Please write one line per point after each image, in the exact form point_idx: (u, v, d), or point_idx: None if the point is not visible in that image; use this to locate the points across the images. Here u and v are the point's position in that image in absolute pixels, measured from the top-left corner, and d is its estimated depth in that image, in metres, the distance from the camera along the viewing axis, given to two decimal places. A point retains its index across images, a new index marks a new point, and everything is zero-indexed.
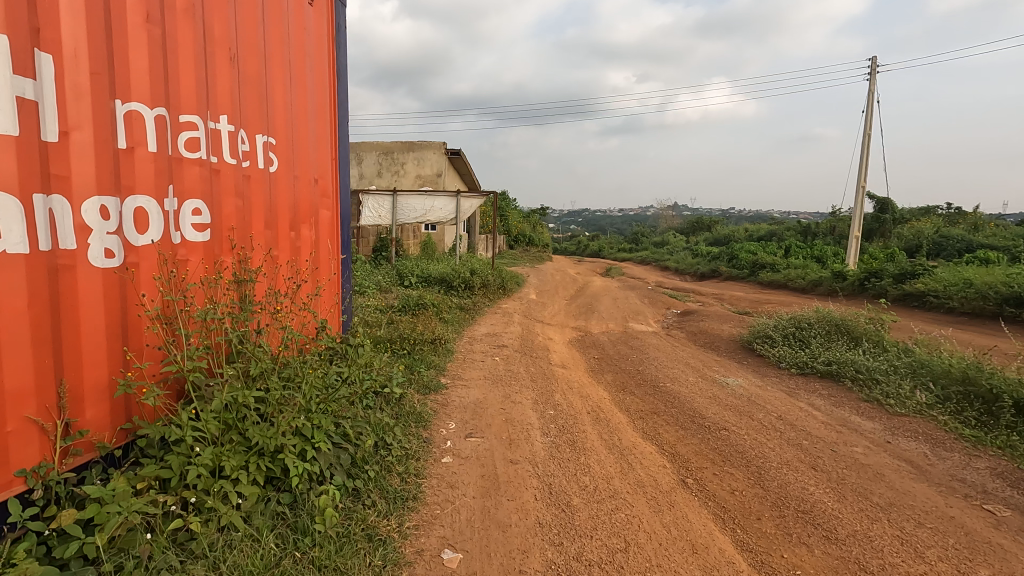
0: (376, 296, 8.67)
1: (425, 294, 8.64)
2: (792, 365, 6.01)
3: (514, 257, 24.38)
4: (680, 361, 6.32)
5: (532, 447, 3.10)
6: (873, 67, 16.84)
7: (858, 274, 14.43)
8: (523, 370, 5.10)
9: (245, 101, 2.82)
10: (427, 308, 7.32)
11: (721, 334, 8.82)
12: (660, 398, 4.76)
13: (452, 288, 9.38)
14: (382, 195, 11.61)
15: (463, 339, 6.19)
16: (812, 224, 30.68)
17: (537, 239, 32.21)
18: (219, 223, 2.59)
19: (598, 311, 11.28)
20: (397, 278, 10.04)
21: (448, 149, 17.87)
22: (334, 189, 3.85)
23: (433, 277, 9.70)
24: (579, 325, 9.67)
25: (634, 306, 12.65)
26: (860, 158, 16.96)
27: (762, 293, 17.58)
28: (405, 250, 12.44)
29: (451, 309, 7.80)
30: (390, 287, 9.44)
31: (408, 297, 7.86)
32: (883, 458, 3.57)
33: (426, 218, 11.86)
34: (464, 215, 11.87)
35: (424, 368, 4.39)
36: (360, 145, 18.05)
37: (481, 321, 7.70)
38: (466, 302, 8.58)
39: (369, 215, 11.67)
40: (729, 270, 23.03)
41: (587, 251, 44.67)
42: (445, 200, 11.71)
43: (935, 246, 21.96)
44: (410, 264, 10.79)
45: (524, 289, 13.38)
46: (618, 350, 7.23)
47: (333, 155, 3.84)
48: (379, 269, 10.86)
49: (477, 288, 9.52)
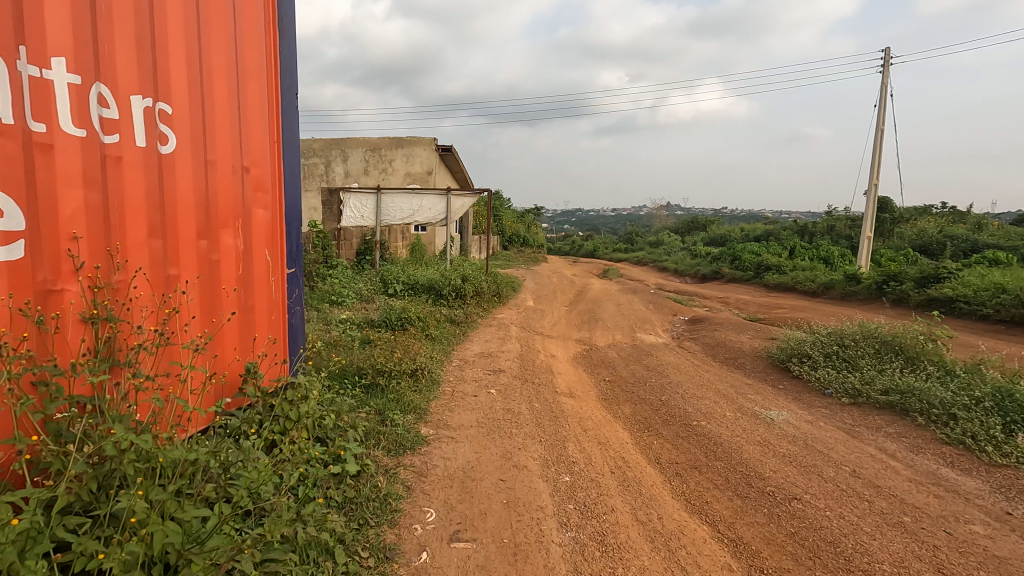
0: (355, 308, 7.66)
1: (411, 305, 7.65)
2: (844, 395, 5.06)
3: (509, 259, 23.42)
4: (707, 386, 5.39)
5: (548, 557, 2.14)
6: (886, 59, 15.98)
7: (875, 277, 13.59)
8: (525, 407, 4.13)
9: (108, 40, 1.83)
10: (411, 324, 6.33)
11: (742, 348, 7.87)
12: (697, 444, 3.82)
13: (442, 297, 8.39)
14: (365, 195, 10.60)
15: (453, 364, 5.20)
16: (814, 223, 29.92)
17: (533, 240, 31.26)
18: (45, 231, 1.63)
19: (602, 320, 10.32)
20: (381, 286, 9.07)
21: (439, 145, 16.87)
22: (274, 183, 2.88)
23: (420, 284, 8.72)
24: (582, 337, 8.73)
25: (640, 313, 11.70)
26: (872, 155, 16.10)
27: (769, 296, 16.74)
28: (391, 253, 11.44)
29: (440, 323, 6.84)
30: (372, 296, 8.46)
31: (391, 310, 6.87)
32: (1018, 546, 2.63)
33: (414, 219, 10.84)
34: (455, 215, 10.85)
35: (398, 415, 3.39)
36: (345, 141, 17.05)
37: (474, 337, 6.70)
38: (458, 314, 7.60)
39: (351, 216, 10.64)
40: (732, 272, 22.15)
41: (582, 251, 43.81)
42: (435, 198, 10.70)
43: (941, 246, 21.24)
44: (396, 270, 9.80)
45: (521, 295, 12.41)
46: (633, 370, 6.28)
47: (273, 137, 2.86)
48: (361, 275, 9.83)
49: (470, 297, 8.55)
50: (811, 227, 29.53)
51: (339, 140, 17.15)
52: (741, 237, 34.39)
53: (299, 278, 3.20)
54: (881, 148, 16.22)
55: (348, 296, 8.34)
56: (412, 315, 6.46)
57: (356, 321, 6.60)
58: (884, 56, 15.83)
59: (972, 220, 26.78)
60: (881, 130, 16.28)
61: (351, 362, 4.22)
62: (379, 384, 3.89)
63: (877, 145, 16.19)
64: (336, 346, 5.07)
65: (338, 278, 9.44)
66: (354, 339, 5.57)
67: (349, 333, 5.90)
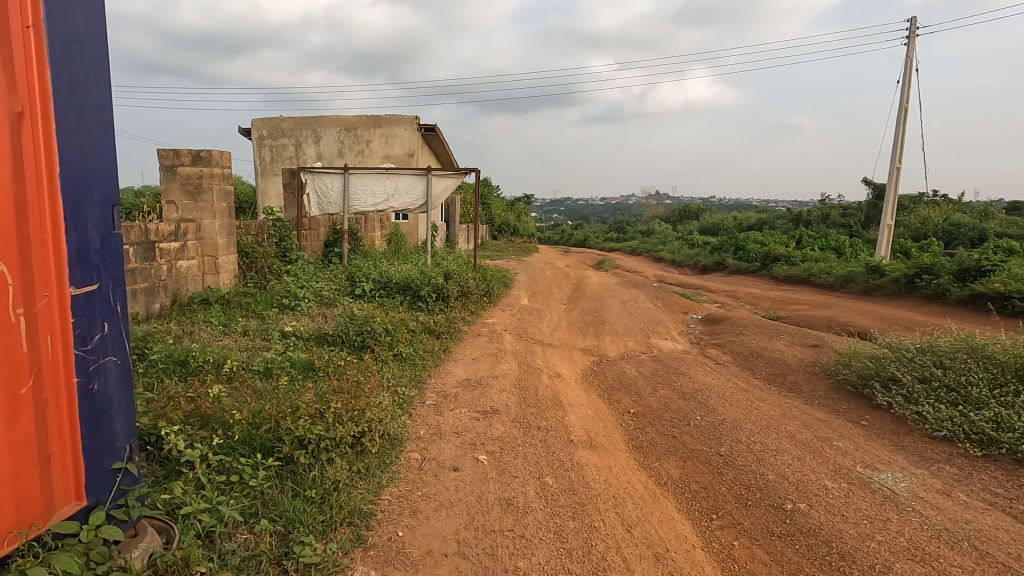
0: (312, 316, 6.13)
1: (380, 311, 6.15)
2: (969, 443, 3.69)
3: (498, 250, 21.87)
4: (774, 426, 3.98)
5: None
6: (912, 30, 14.66)
7: (905, 270, 12.31)
8: (533, 488, 2.67)
9: None
10: (377, 342, 4.82)
11: (786, 361, 6.48)
12: (808, 553, 2.41)
13: (420, 299, 6.88)
14: (332, 176, 8.91)
15: (426, 406, 3.71)
16: (813, 211, 28.77)
17: (523, 229, 29.74)
18: None
19: (610, 322, 8.91)
20: (347, 284, 7.58)
21: (422, 124, 15.24)
22: (26, 111, 1.41)
23: (394, 283, 7.20)
24: (589, 346, 7.30)
25: (649, 313, 10.29)
26: (895, 136, 14.80)
27: (781, 290, 15.46)
28: (364, 245, 9.88)
29: (414, 335, 5.37)
30: (334, 298, 6.95)
31: (351, 320, 5.36)
32: None
33: (389, 204, 9.10)
34: (437, 200, 9.14)
35: (309, 544, 1.94)
36: (318, 120, 15.41)
37: (459, 356, 5.19)
38: (439, 321, 6.10)
39: (316, 201, 8.97)
40: (735, 264, 20.86)
41: (572, 240, 42.47)
42: (412, 178, 8.95)
43: (946, 234, 20.18)
44: (366, 265, 8.27)
45: (513, 292, 10.93)
46: (664, 397, 4.84)
47: (18, 19, 1.39)
48: (325, 272, 8.28)
49: (454, 299, 7.08)
50: (810, 215, 28.36)
51: (311, 119, 15.45)
52: (737, 225, 33.13)
53: (120, 308, 1.71)
54: (904, 129, 14.91)
55: (306, 299, 6.80)
56: (378, 326, 4.95)
57: (303, 334, 5.07)
58: (910, 28, 14.50)
59: (979, 208, 25.75)
60: (903, 109, 14.95)
61: (262, 419, 2.72)
62: (295, 470, 2.39)
63: (900, 125, 14.88)
64: (259, 381, 3.57)
65: (297, 276, 7.88)
66: (290, 370, 4.03)
67: (288, 356, 4.37)
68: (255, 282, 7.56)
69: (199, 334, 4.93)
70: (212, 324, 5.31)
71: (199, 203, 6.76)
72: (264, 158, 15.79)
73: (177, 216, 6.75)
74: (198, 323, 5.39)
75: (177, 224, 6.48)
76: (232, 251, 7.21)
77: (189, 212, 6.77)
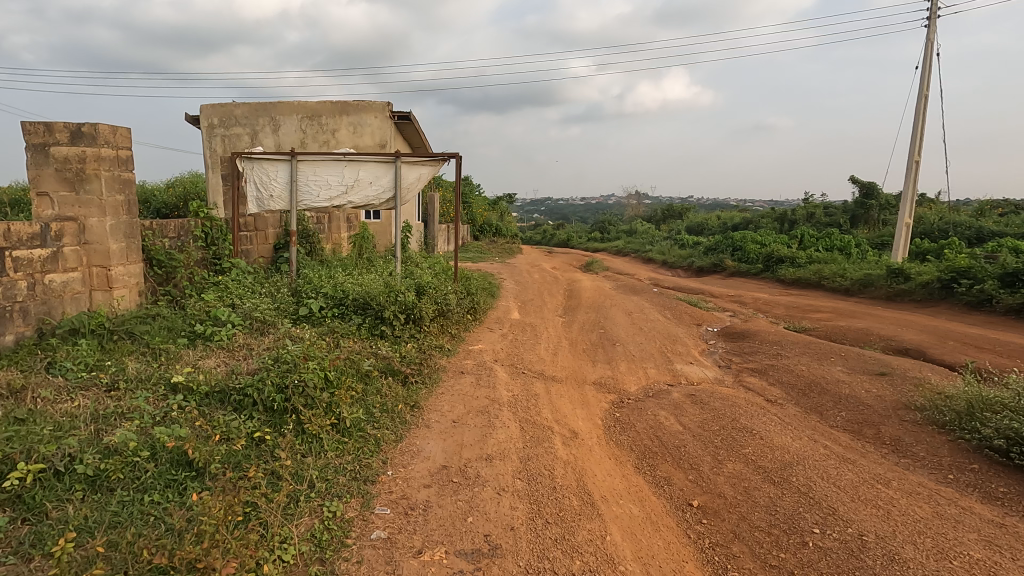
0: (230, 352, 4.44)
1: (327, 344, 4.50)
2: None
3: (480, 252, 20.26)
4: (943, 548, 2.47)
5: None
6: (932, 11, 13.45)
7: (936, 276, 11.11)
8: None
9: None
10: (306, 406, 3.13)
11: (862, 400, 5.03)
12: None
13: (383, 323, 5.22)
14: (277, 162, 6.92)
15: (375, 552, 2.14)
16: (798, 210, 27.81)
17: (507, 229, 28.19)
18: None
19: (620, 341, 7.40)
20: (292, 301, 5.91)
21: (395, 112, 13.57)
22: None
23: (350, 301, 5.53)
24: (603, 377, 5.78)
25: (660, 326, 8.77)
26: (915, 127, 13.57)
27: (790, 295, 14.19)
28: (320, 249, 8.14)
29: (368, 384, 3.71)
30: (270, 320, 5.26)
31: (273, 360, 3.67)
32: None
33: (348, 199, 7.07)
34: (409, 193, 7.12)
35: None
36: (276, 106, 13.60)
37: (436, 417, 3.57)
38: (407, 357, 4.46)
39: (257, 196, 6.96)
40: (735, 265, 19.52)
41: (554, 241, 41.09)
42: (376, 165, 6.96)
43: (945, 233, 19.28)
44: (319, 276, 6.59)
45: (502, 304, 9.31)
46: (739, 477, 3.27)
47: None
48: (265, 284, 6.58)
49: (430, 321, 5.45)
50: (797, 214, 27.28)
51: (268, 104, 13.59)
52: (724, 224, 31.97)
53: None
54: (923, 119, 13.64)
55: (231, 323, 5.11)
56: (309, 374, 3.27)
57: (198, 386, 3.38)
58: (931, 9, 13.30)
59: (972, 206, 25.05)
60: (922, 98, 13.67)
61: None
62: None
63: (918, 116, 13.67)
64: (48, 540, 1.99)
65: (227, 288, 6.17)
66: (136, 482, 2.38)
67: (152, 436, 2.71)
68: (169, 299, 5.84)
69: (33, 392, 3.23)
70: (66, 369, 3.60)
71: (82, 195, 5.01)
72: (215, 149, 13.90)
73: (52, 214, 4.94)
74: (44, 370, 3.66)
75: (46, 224, 4.72)
76: (134, 260, 5.47)
77: (68, 207, 5.00)
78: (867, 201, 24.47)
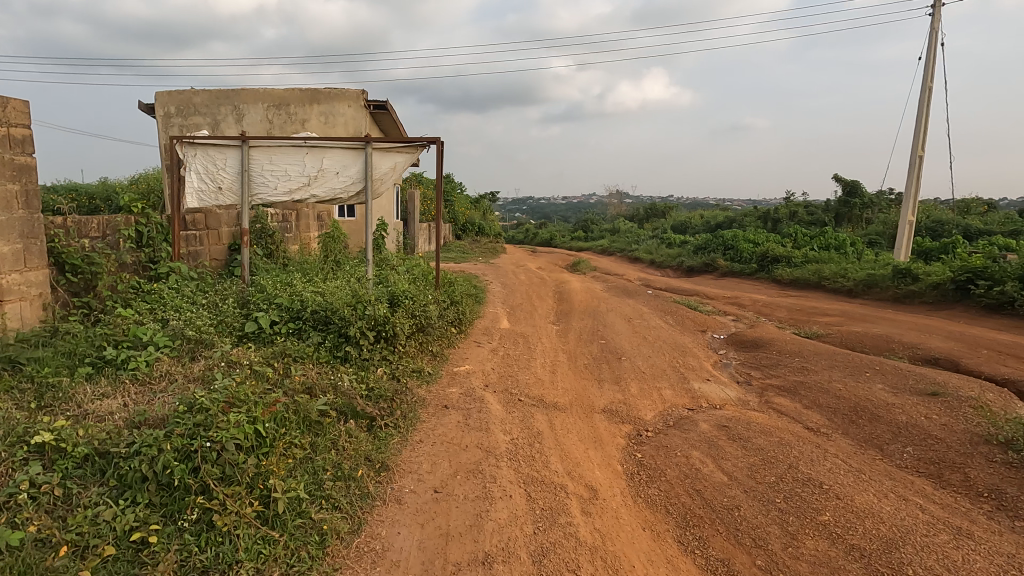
0: (144, 388, 3.43)
1: (271, 375, 3.53)
2: None
3: (463, 252, 19.28)
4: None
5: None
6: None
7: (949, 277, 10.47)
8: None
9: None
10: (219, 484, 2.20)
11: (926, 430, 4.21)
12: None
13: (347, 342, 4.25)
14: (225, 148, 5.87)
15: None
16: (783, 208, 27.40)
17: (490, 227, 27.23)
18: None
19: (625, 354, 6.52)
20: (240, 314, 4.89)
21: (370, 101, 12.54)
22: None
23: (309, 315, 4.55)
24: (613, 402, 4.88)
25: (665, 335, 7.93)
26: (919, 120, 12.94)
27: (790, 297, 13.52)
28: (281, 250, 7.09)
29: (317, 440, 2.75)
30: (207, 340, 4.24)
31: (188, 404, 2.71)
32: None
33: (310, 192, 5.97)
34: (382, 185, 6.06)
35: None
36: (239, 93, 12.46)
37: (412, 489, 2.64)
38: (376, 391, 3.49)
39: (199, 187, 5.92)
40: (727, 265, 18.82)
41: (537, 240, 40.30)
42: (342, 153, 5.91)
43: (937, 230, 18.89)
44: (275, 282, 5.56)
45: (489, 310, 8.38)
46: (827, 565, 2.41)
47: None
48: (211, 292, 5.54)
49: (406, 339, 4.48)
50: (780, 212, 26.78)
51: (231, 92, 12.44)
52: (709, 222, 31.45)
53: None
54: (927, 113, 13.02)
55: (155, 344, 4.08)
56: (229, 435, 2.32)
57: (72, 448, 2.41)
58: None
59: (958, 203, 24.81)
60: (926, 90, 13.05)
61: None
62: None
63: (923, 108, 13.04)
64: None
65: (161, 299, 5.12)
66: None
67: None
68: (85, 312, 4.77)
69: None
70: None
71: None
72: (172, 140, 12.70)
73: None
74: None
75: None
76: (37, 265, 4.41)
77: None
78: (852, 200, 24.03)
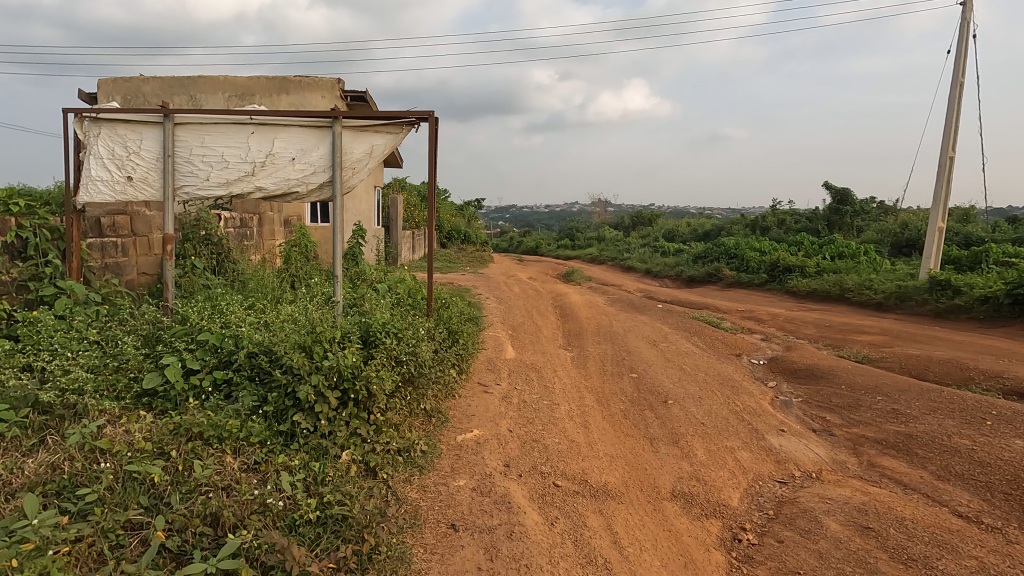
0: None
1: (149, 499, 2.11)
2: None
3: (448, 262, 17.78)
4: None
5: None
6: None
7: (1004, 290, 9.31)
8: None
9: None
10: None
11: None
12: None
13: (296, 408, 2.77)
14: (141, 126, 4.36)
15: None
16: (770, 215, 26.48)
17: (476, 235, 25.80)
18: None
19: (669, 395, 5.09)
20: (145, 356, 3.39)
21: (346, 91, 11.04)
22: None
23: (241, 363, 3.07)
24: (682, 479, 3.44)
25: (704, 364, 6.56)
26: (950, 117, 11.83)
27: (811, 311, 12.29)
28: (229, 263, 5.52)
29: None
30: (76, 403, 2.73)
31: None
32: None
33: (254, 183, 4.48)
34: (354, 175, 4.54)
35: None
36: (195, 81, 10.89)
37: None
38: (332, 511, 2.19)
39: (103, 177, 4.37)
40: (732, 275, 17.63)
41: (523, 247, 39.03)
42: (300, 133, 4.43)
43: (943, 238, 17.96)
44: (207, 307, 4.06)
45: (487, 335, 6.92)
46: None
47: None
48: (113, 323, 3.92)
49: (389, 400, 3.00)
50: (769, 219, 25.83)
51: (186, 80, 10.87)
52: (699, 229, 30.44)
53: None
54: (958, 110, 11.93)
55: None
56: None
57: None
58: None
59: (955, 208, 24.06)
60: (956, 86, 11.97)
61: None
62: None
63: (954, 105, 11.93)
64: None
65: (33, 336, 3.57)
66: None
67: None
68: None
69: None
70: None
71: None
72: None
73: None
74: None
75: None
76: None
77: None
78: (842, 207, 23.13)
